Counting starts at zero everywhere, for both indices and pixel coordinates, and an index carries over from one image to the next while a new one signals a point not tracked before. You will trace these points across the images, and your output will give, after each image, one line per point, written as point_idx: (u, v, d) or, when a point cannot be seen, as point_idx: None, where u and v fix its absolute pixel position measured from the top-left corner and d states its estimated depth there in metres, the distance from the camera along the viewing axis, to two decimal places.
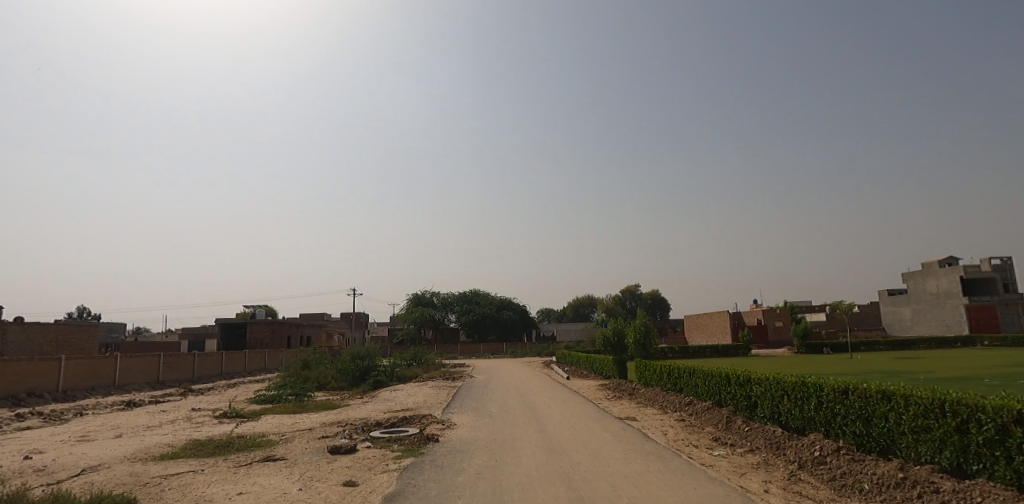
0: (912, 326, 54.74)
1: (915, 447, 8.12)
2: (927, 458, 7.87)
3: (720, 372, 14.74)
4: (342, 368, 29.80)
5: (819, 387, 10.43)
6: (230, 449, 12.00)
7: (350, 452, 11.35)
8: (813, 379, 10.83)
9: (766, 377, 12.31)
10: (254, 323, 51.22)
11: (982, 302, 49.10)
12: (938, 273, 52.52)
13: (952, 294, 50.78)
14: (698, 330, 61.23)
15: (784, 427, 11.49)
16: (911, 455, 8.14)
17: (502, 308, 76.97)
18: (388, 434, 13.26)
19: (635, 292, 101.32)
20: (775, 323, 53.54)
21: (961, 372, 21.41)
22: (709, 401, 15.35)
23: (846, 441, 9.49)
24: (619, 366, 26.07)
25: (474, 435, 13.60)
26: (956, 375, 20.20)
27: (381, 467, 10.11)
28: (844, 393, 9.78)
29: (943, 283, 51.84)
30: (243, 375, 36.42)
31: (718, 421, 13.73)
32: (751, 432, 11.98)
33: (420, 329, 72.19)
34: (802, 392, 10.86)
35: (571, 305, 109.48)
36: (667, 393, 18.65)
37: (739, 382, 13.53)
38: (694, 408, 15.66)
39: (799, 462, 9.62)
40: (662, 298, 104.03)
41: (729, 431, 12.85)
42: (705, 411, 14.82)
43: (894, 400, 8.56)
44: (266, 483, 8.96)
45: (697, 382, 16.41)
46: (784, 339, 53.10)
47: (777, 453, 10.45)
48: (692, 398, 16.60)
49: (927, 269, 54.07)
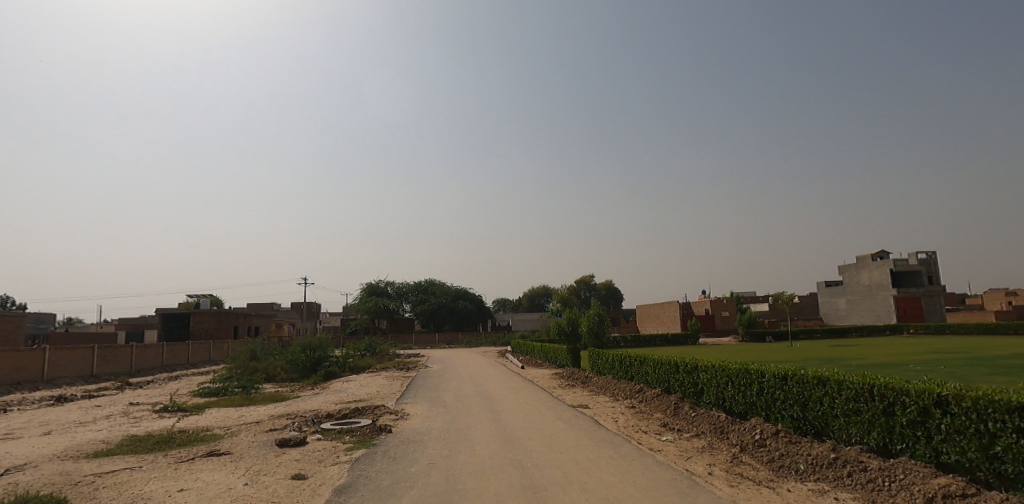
0: (846, 315, 57.92)
1: (846, 429, 8.61)
2: (857, 439, 8.37)
3: (669, 360, 15.17)
4: (292, 359, 29.04)
5: (761, 374, 10.86)
6: (172, 444, 11.56)
7: (299, 444, 11.15)
8: (755, 366, 11.30)
9: (712, 364, 12.74)
10: (198, 313, 49.19)
11: (909, 293, 52.37)
12: (871, 266, 55.46)
13: (883, 285, 53.77)
14: (649, 319, 63.01)
15: (728, 412, 11.97)
16: (842, 437, 8.64)
17: (458, 298, 76.97)
18: (339, 425, 13.06)
19: (590, 282, 103.06)
20: (721, 313, 55.70)
21: (889, 359, 22.85)
22: (659, 387, 15.81)
23: (784, 424, 9.99)
24: (573, 356, 26.54)
25: (428, 425, 13.59)
26: (885, 362, 21.54)
27: (331, 459, 9.95)
28: (783, 379, 10.22)
29: (875, 276, 54.86)
30: (185, 367, 35.01)
31: (666, 407, 14.16)
32: (697, 418, 12.43)
33: (374, 319, 71.45)
34: (745, 378, 11.32)
35: (527, 295, 110.38)
36: (619, 381, 19.07)
37: (687, 369, 13.95)
38: (645, 395, 16.09)
39: (741, 446, 10.05)
40: (615, 288, 106.10)
41: (676, 416, 13.31)
42: (655, 398, 15.26)
43: (829, 385, 9.03)
44: (209, 479, 8.66)
45: (648, 370, 16.86)
46: (730, 328, 55.23)
47: (721, 438, 10.86)
48: (643, 385, 17.07)
49: (861, 262, 57.10)
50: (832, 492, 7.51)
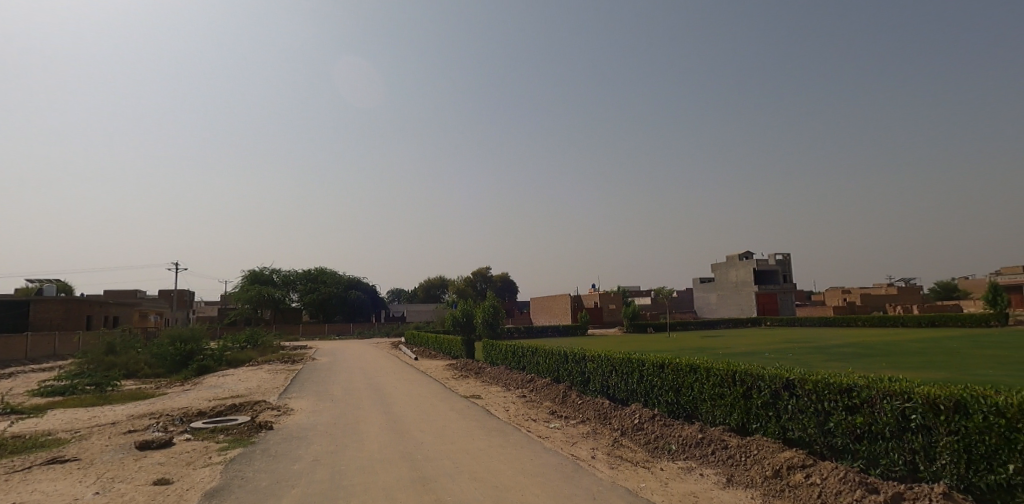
0: (716, 309, 63.46)
1: (711, 411, 9.43)
2: (720, 420, 9.19)
3: (559, 351, 15.72)
4: (158, 352, 26.43)
5: (641, 362, 11.58)
6: (2, 453, 10.07)
7: (165, 446, 10.20)
8: (636, 355, 12.02)
9: (598, 354, 13.38)
10: (42, 301, 43.23)
11: (768, 290, 58.44)
12: (738, 264, 61.03)
13: (747, 282, 59.50)
14: (542, 312, 64.93)
15: (611, 399, 12.65)
16: (708, 418, 9.46)
17: (350, 288, 74.30)
18: (213, 424, 12.12)
19: (485, 274, 103.99)
20: (608, 306, 58.64)
21: (749, 348, 25.39)
22: (549, 377, 16.34)
23: (660, 409, 10.74)
24: (468, 347, 26.68)
25: (314, 420, 13.01)
26: (745, 351, 23.87)
27: (202, 461, 9.20)
28: (660, 367, 10.98)
29: (741, 273, 60.53)
30: (23, 363, 30.59)
31: (555, 396, 14.66)
32: (583, 405, 13.01)
33: (257, 309, 67.00)
34: (627, 367, 12.01)
35: (422, 286, 109.10)
36: (511, 372, 19.45)
37: (576, 359, 14.54)
38: (535, 384, 16.55)
39: (622, 429, 10.68)
40: (511, 281, 107.92)
41: (564, 404, 13.82)
42: (545, 387, 15.74)
43: (699, 372, 9.83)
44: (50, 491, 7.66)
45: (539, 360, 17.36)
46: (616, 320, 58.38)
47: (604, 423, 11.47)
48: (533, 375, 17.55)
49: (730, 261, 62.68)
50: (698, 469, 8.19)
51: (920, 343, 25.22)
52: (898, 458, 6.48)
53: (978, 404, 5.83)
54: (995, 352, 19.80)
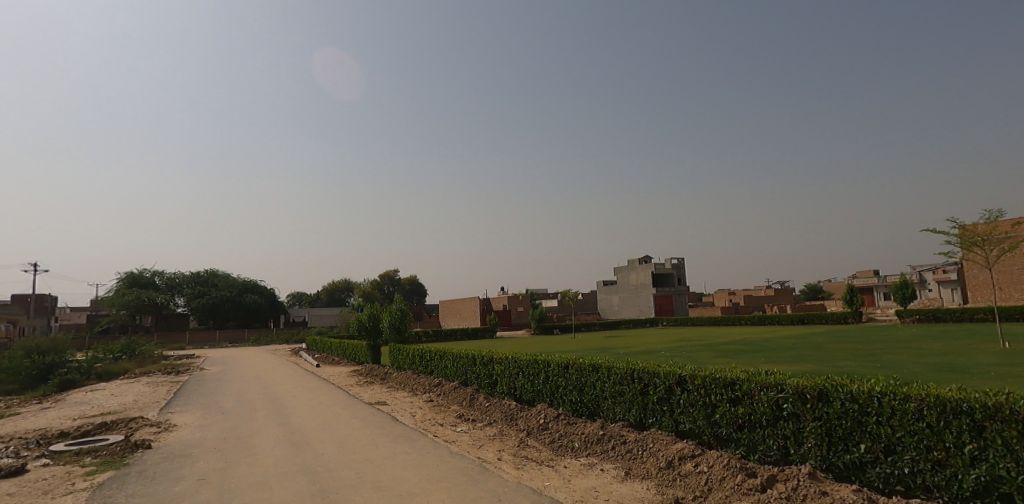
0: (618, 310, 66.32)
1: (612, 408, 9.79)
2: (620, 416, 9.56)
3: (467, 354, 15.66)
4: (11, 367, 23.24)
5: (547, 363, 11.79)
6: None
7: (16, 474, 8.95)
8: (542, 357, 12.23)
9: (506, 356, 13.47)
10: None
11: (664, 292, 61.96)
12: (638, 267, 64.10)
13: (646, 285, 62.70)
14: (451, 314, 64.52)
15: (518, 400, 12.77)
16: (609, 415, 9.81)
17: (245, 292, 69.72)
18: (78, 446, 10.82)
19: (393, 276, 101.68)
20: (517, 308, 59.41)
21: (648, 347, 26.73)
22: (457, 380, 16.22)
23: (564, 408, 10.99)
24: (373, 352, 25.82)
25: (201, 435, 12.02)
26: (644, 350, 25.13)
27: (63, 488, 8.17)
28: (564, 367, 11.23)
29: (640, 276, 63.65)
30: None
31: (463, 399, 14.55)
32: (491, 407, 13.03)
33: (135, 315, 60.97)
34: (534, 368, 12.18)
35: (325, 289, 104.67)
36: (418, 376, 19.10)
37: (484, 362, 14.54)
38: (443, 388, 16.36)
39: (528, 430, 10.80)
40: (419, 284, 106.36)
41: (471, 407, 13.75)
42: (452, 390, 15.61)
43: (600, 371, 10.17)
44: None
45: (446, 364, 17.19)
46: (524, 322, 59.29)
47: (510, 424, 11.54)
48: (441, 379, 17.35)
49: (630, 265, 65.72)
50: (599, 464, 8.46)
51: (793, 339, 27.83)
52: (773, 444, 7.07)
53: (838, 392, 6.49)
54: (854, 346, 22.27)
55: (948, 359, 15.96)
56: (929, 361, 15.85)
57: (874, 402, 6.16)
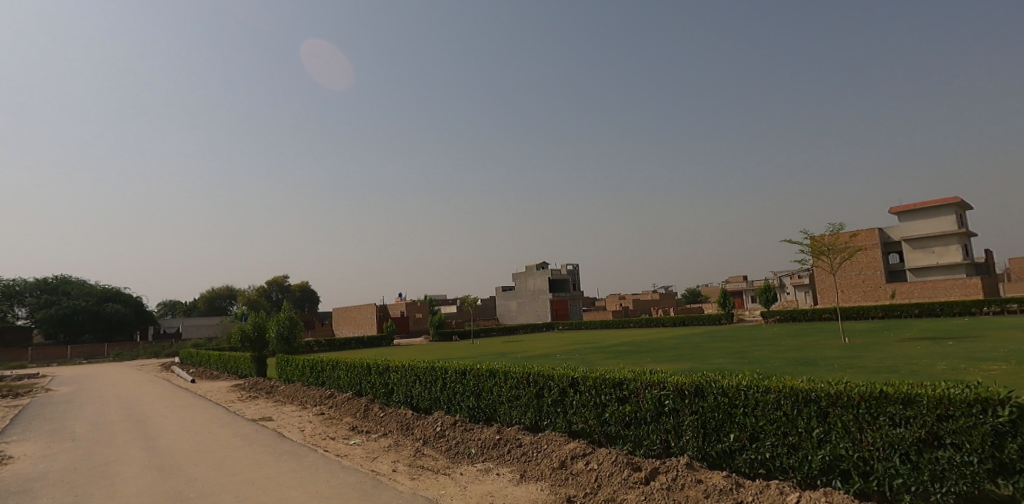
0: (516, 315, 67.49)
1: (508, 412, 9.94)
2: (516, 420, 9.72)
3: (362, 363, 15.14)
4: None
5: (444, 370, 11.72)
6: None
7: None
8: (440, 363, 12.13)
9: (402, 364, 13.21)
10: None
11: (560, 297, 64.02)
12: (535, 273, 65.62)
13: (543, 290, 64.35)
14: (345, 323, 62.07)
15: (414, 409, 12.55)
16: (505, 419, 9.96)
17: (106, 301, 62.46)
18: None
19: (282, 283, 96.08)
20: (415, 315, 58.49)
21: (544, 351, 27.44)
22: (350, 391, 15.62)
23: (461, 414, 10.98)
24: (258, 364, 24.20)
25: (48, 466, 10.60)
26: (540, 353, 25.80)
27: None
28: (462, 373, 11.23)
29: (537, 282, 65.24)
30: None
31: (356, 410, 14.03)
32: (385, 418, 12.68)
33: None
34: (431, 376, 12.05)
35: (204, 297, 96.52)
36: (308, 388, 18.15)
37: (379, 371, 14.13)
38: (335, 400, 15.67)
39: (424, 439, 10.64)
40: (311, 291, 101.41)
41: (365, 419, 13.28)
42: (345, 402, 15.00)
43: (497, 376, 10.29)
44: None
45: (339, 374, 16.51)
46: (422, 329, 58.44)
47: (406, 434, 11.31)
48: (333, 390, 16.62)
49: (528, 270, 67.14)
50: (495, 469, 8.54)
51: (675, 340, 29.88)
52: (655, 439, 7.56)
53: (711, 387, 7.07)
54: (727, 345, 24.37)
55: (803, 354, 17.95)
56: (788, 356, 17.75)
57: (741, 394, 6.79)
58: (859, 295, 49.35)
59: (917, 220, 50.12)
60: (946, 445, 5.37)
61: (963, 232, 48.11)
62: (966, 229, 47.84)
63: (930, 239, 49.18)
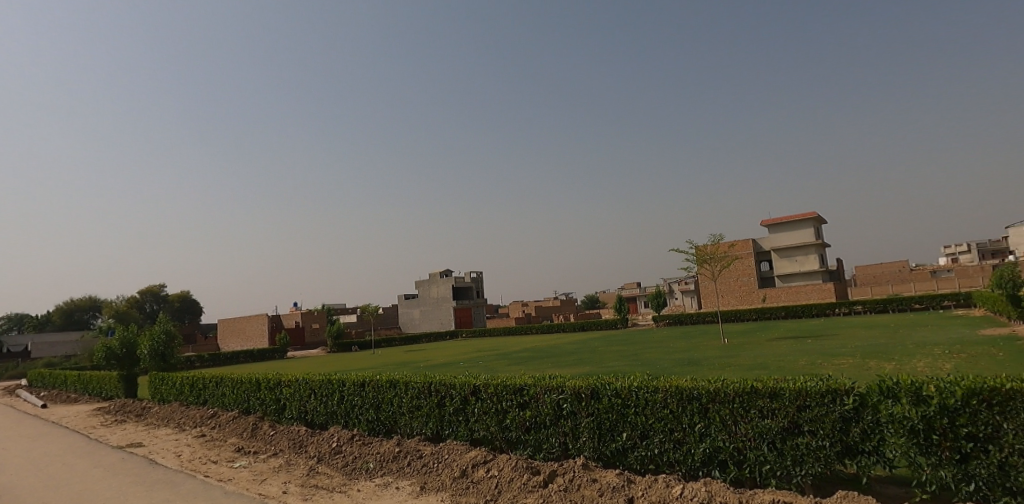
0: (419, 324, 66.49)
1: (408, 423, 9.75)
2: (417, 430, 9.57)
3: (250, 378, 14.17)
4: None
5: (341, 383, 11.28)
6: None
7: None
8: (337, 376, 11.65)
9: (295, 378, 12.53)
10: None
11: (464, 304, 63.98)
12: (438, 281, 65.08)
13: (447, 298, 63.94)
14: (232, 335, 57.81)
15: (309, 426, 11.94)
16: (406, 431, 9.76)
17: None
18: None
19: (158, 293, 87.72)
20: (311, 325, 55.74)
21: (447, 360, 27.27)
22: (237, 409, 14.55)
23: (359, 428, 10.61)
24: (126, 384, 21.85)
25: None
26: (443, 362, 25.60)
27: None
28: (360, 385, 10.87)
29: (441, 290, 64.74)
30: None
31: (242, 430, 13.08)
32: (276, 436, 11.94)
33: None
34: (327, 389, 11.53)
35: (62, 309, 85.69)
36: (187, 409, 16.65)
37: (270, 386, 13.29)
38: (218, 419, 14.51)
39: (318, 456, 10.15)
40: (192, 301, 93.47)
41: (253, 438, 12.42)
42: (231, 421, 13.94)
43: (397, 387, 10.08)
44: None
45: (224, 391, 15.32)
46: (319, 340, 55.82)
47: (299, 452, 10.72)
48: (217, 409, 15.39)
49: (432, 278, 66.45)
50: (394, 482, 8.34)
51: (574, 345, 30.89)
52: (554, 442, 7.77)
53: (606, 389, 7.40)
54: (622, 348, 25.62)
55: (689, 355, 19.26)
56: (677, 357, 18.97)
57: (632, 395, 7.17)
58: (736, 299, 53.89)
59: (784, 231, 55.75)
60: (804, 432, 6.01)
61: (820, 243, 54.15)
62: (823, 240, 53.91)
63: (794, 249, 54.88)
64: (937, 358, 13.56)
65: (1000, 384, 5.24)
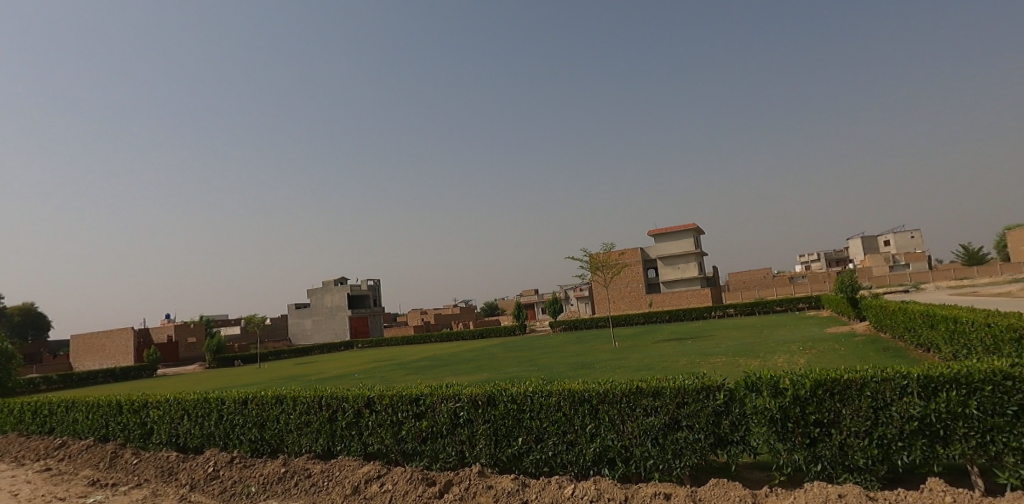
0: (310, 335, 63.27)
1: (296, 441, 9.24)
2: (305, 448, 9.09)
3: (110, 401, 12.69)
4: None
5: (220, 401, 10.45)
6: None
7: None
8: (215, 394, 10.78)
9: (166, 398, 11.41)
10: None
11: (359, 313, 61.87)
12: (332, 289, 62.43)
13: (341, 307, 61.43)
14: (90, 352, 51.44)
15: (180, 450, 10.91)
16: (293, 449, 9.24)
17: None
18: None
19: None
20: (186, 339, 51.02)
21: (341, 371, 26.19)
22: (93, 437, 12.95)
23: (240, 450, 9.88)
24: None
25: None
26: (337, 374, 24.56)
27: None
28: (242, 403, 10.13)
29: (335, 298, 62.11)
30: None
31: (99, 460, 11.66)
32: (140, 465, 10.77)
33: None
34: (203, 409, 10.63)
35: None
36: (29, 439, 14.54)
37: (134, 409, 11.98)
38: (69, 450, 12.83)
39: (191, 484, 9.31)
40: (39, 314, 82.03)
41: (112, 469, 11.11)
42: (84, 451, 12.38)
43: (284, 403, 9.52)
44: None
45: (77, 417, 13.58)
46: (196, 355, 51.23)
47: (167, 481, 9.76)
48: (68, 438, 13.60)
49: (325, 286, 63.59)
50: None
51: (473, 353, 30.94)
52: (451, 451, 7.72)
53: (502, 395, 7.51)
54: (520, 354, 26.05)
55: (582, 358, 20.01)
56: (573, 361, 19.64)
57: (527, 400, 7.33)
58: (626, 305, 56.88)
59: (668, 241, 59.83)
60: (683, 427, 6.47)
61: (699, 252, 58.68)
62: (701, 249, 58.44)
63: (677, 257, 59.00)
64: (794, 354, 15.19)
65: (840, 376, 6.01)
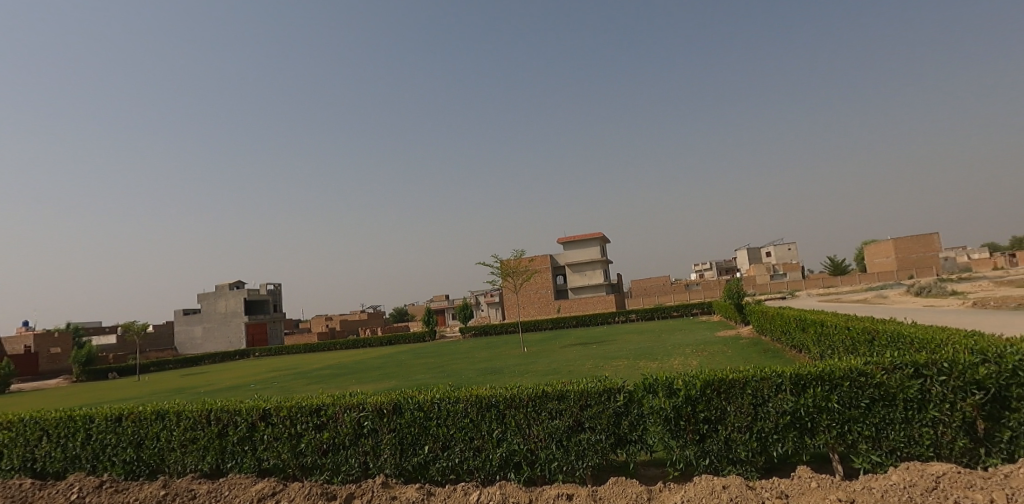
0: (201, 344, 58.73)
1: (180, 460, 8.52)
2: (190, 467, 8.41)
3: None
4: None
5: (89, 419, 9.41)
6: None
7: None
8: (83, 411, 9.70)
9: (20, 417, 10.09)
10: None
11: (257, 320, 58.33)
12: (227, 294, 58.45)
13: (236, 313, 57.57)
14: None
15: (37, 477, 9.68)
16: (176, 469, 8.51)
17: None
18: None
19: None
20: (50, 350, 45.50)
21: (234, 382, 24.54)
22: None
23: (112, 472, 8.96)
24: None
25: None
26: (230, 385, 22.99)
27: None
28: (116, 421, 9.19)
29: (230, 304, 58.13)
30: None
31: None
32: None
33: None
34: (67, 428, 9.51)
35: None
36: None
37: None
38: None
39: None
40: None
41: None
42: None
43: (166, 419, 8.76)
44: None
45: None
46: (62, 367, 45.83)
47: None
48: None
49: (219, 291, 59.37)
50: None
51: (379, 360, 30.13)
52: (353, 463, 7.46)
53: (408, 403, 7.39)
54: (427, 361, 25.72)
55: (491, 364, 20.11)
56: (481, 367, 19.71)
57: (434, 407, 7.26)
58: (535, 310, 57.89)
59: (576, 249, 61.76)
60: (585, 429, 6.70)
61: (605, 260, 61.04)
62: (607, 258, 60.81)
63: (584, 264, 60.99)
64: (688, 357, 16.22)
65: (726, 376, 6.51)
